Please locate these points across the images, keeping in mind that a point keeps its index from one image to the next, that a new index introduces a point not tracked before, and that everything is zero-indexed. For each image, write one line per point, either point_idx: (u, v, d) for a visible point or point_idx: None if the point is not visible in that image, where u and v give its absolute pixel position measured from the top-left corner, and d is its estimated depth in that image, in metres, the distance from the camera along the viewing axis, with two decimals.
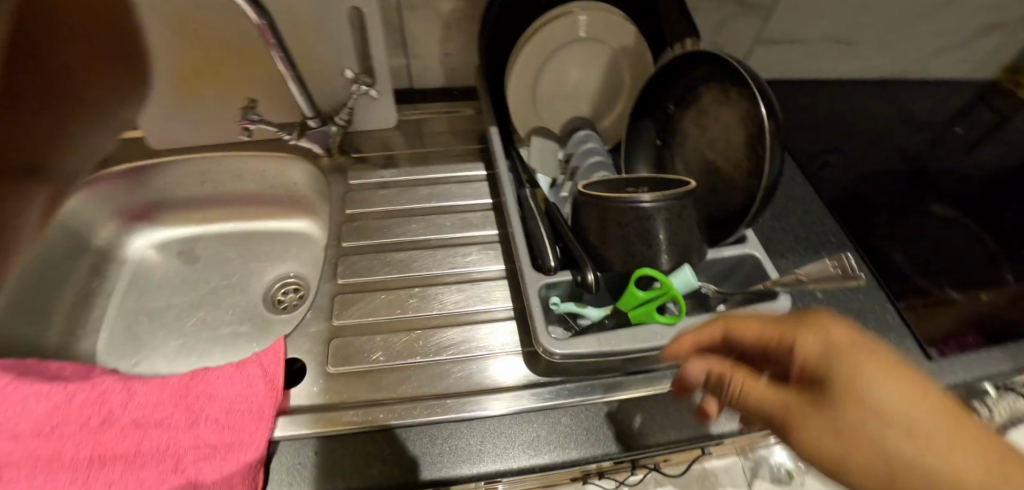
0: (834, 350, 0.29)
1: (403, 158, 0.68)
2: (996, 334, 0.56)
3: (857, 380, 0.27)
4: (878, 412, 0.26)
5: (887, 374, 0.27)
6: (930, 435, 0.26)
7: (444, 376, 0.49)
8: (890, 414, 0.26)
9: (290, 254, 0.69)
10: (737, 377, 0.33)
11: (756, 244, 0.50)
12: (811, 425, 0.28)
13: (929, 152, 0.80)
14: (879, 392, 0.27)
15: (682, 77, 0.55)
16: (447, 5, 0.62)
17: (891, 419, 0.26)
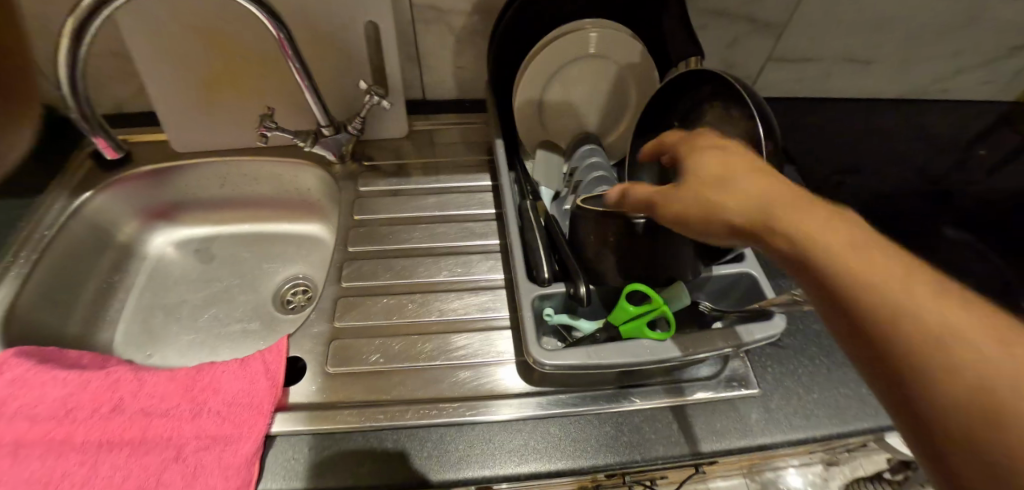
0: (722, 164, 0.33)
1: (413, 167, 0.70)
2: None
3: (732, 170, 0.32)
4: (769, 208, 0.29)
5: (769, 181, 0.31)
6: (866, 246, 0.26)
7: (439, 380, 0.50)
8: (782, 208, 0.29)
9: (301, 256, 0.72)
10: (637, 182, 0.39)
11: (754, 262, 0.50)
12: (680, 201, 0.33)
13: (947, 177, 0.79)
14: (749, 184, 0.31)
15: (685, 94, 0.56)
16: (460, 19, 0.64)
17: (742, 197, 0.30)
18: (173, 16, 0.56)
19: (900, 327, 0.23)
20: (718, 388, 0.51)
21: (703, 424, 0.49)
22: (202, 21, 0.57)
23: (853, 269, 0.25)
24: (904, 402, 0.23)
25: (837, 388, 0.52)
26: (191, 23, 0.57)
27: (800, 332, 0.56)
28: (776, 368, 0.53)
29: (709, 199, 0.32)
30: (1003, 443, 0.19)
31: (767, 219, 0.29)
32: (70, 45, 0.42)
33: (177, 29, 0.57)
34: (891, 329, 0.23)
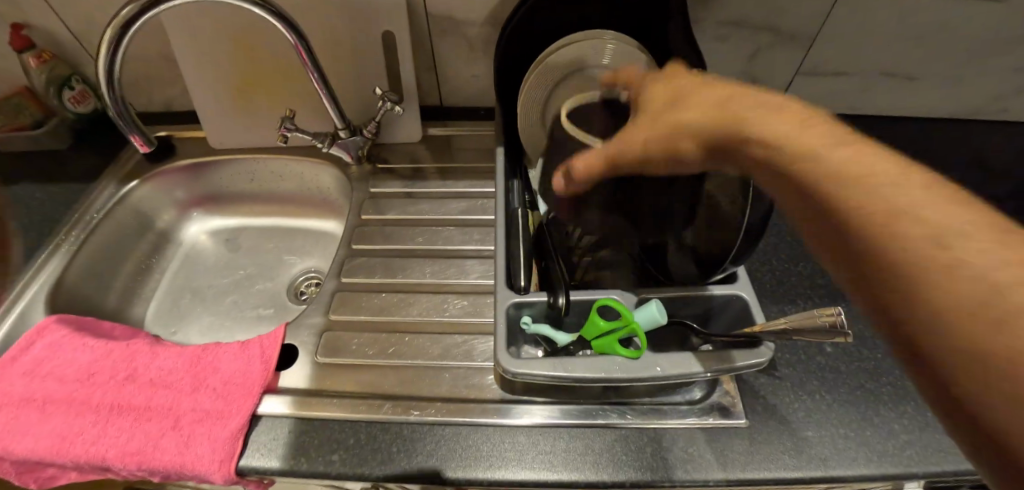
0: (754, 102, 0.35)
1: (424, 171, 0.72)
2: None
3: (766, 117, 0.33)
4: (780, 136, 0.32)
5: (790, 115, 0.33)
6: (908, 181, 0.28)
7: (418, 379, 0.52)
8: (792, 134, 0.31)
9: (318, 250, 0.76)
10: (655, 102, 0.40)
11: (747, 284, 0.47)
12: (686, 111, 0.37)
13: None
14: (772, 117, 0.33)
15: None
16: (473, 30, 0.66)
17: (768, 119, 0.33)
18: (213, 23, 0.62)
19: (910, 256, 0.26)
20: (702, 414, 0.49)
21: (679, 449, 0.47)
22: (240, 31, 0.63)
23: (893, 204, 0.27)
24: (915, 331, 0.25)
25: (835, 425, 0.48)
26: (230, 31, 0.63)
27: (800, 363, 0.53)
28: (769, 398, 0.50)
29: (737, 125, 0.34)
30: (1014, 370, 0.22)
31: (811, 161, 0.30)
32: (108, 52, 0.48)
33: (216, 35, 0.63)
34: (932, 268, 0.25)
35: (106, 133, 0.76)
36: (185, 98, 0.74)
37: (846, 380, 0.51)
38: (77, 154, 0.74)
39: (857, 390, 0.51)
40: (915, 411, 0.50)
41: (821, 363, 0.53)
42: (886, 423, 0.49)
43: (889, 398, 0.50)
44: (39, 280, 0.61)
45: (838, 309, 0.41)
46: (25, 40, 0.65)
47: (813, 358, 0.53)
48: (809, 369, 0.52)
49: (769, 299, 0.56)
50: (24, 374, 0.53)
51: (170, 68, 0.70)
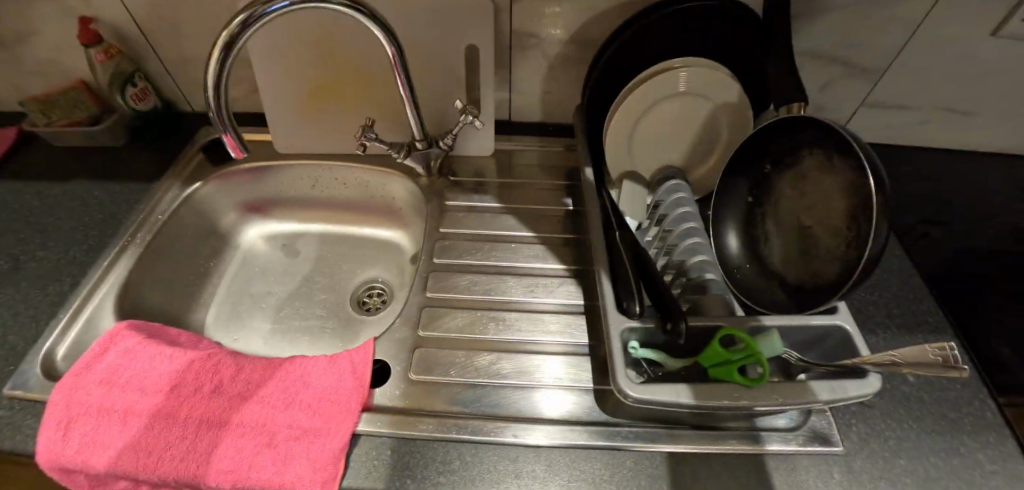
0: None
1: (494, 185, 0.72)
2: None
3: None
4: None
5: None
6: None
7: (515, 398, 0.51)
8: None
9: (381, 260, 0.75)
10: None
11: (849, 316, 0.49)
12: None
13: None
14: None
15: (784, 140, 0.55)
16: (556, 48, 0.66)
17: None
18: (297, 27, 0.60)
19: None
20: (799, 441, 0.50)
21: (780, 475, 0.48)
22: (323, 38, 0.61)
23: None
24: None
25: (925, 455, 0.50)
26: (313, 37, 0.61)
27: (885, 391, 0.54)
28: (860, 426, 0.51)
29: None
30: None
31: None
32: (222, 51, 0.47)
33: (298, 41, 0.61)
34: None
35: (164, 132, 0.74)
36: (250, 100, 0.73)
37: (929, 409, 0.53)
38: (136, 154, 0.72)
39: (940, 420, 0.53)
40: (995, 441, 0.51)
41: (903, 392, 0.54)
42: (973, 453, 0.50)
43: (970, 428, 0.52)
44: (105, 284, 0.59)
45: (950, 342, 0.42)
46: (91, 35, 0.62)
47: (895, 386, 0.55)
48: (893, 397, 0.54)
49: None
50: (100, 382, 0.51)
51: (241, 70, 0.69)
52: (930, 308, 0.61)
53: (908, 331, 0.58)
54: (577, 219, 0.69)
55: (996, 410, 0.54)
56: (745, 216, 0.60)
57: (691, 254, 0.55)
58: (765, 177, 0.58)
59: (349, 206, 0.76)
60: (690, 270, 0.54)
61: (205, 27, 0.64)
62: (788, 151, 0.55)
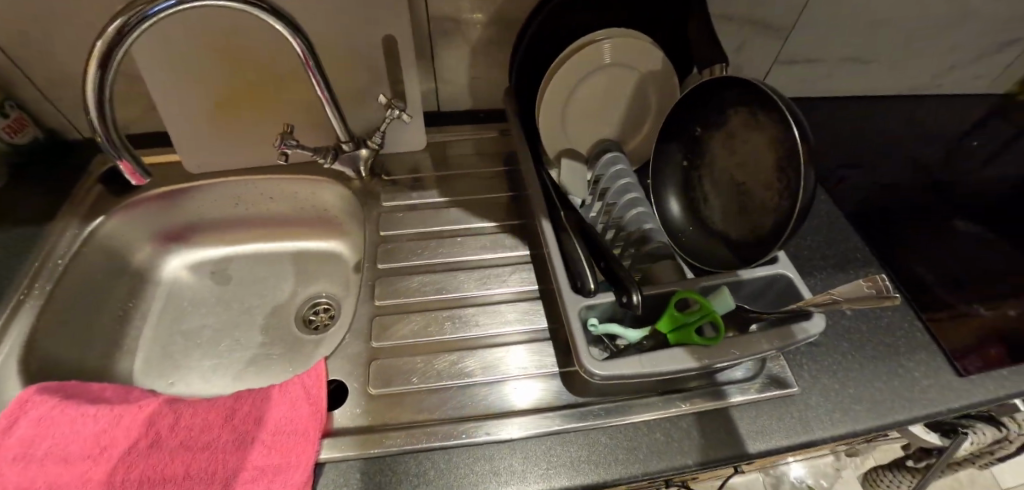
0: None
1: (431, 179, 0.69)
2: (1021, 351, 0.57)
3: None
4: None
5: None
6: None
7: (484, 394, 0.50)
8: None
9: (322, 274, 0.71)
10: None
11: (788, 264, 0.51)
12: None
13: (947, 165, 0.80)
14: None
15: (710, 102, 0.56)
16: (476, 31, 0.64)
17: None
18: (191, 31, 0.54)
19: None
20: (760, 389, 0.51)
21: (746, 424, 0.50)
22: (224, 41, 0.56)
23: None
24: None
25: (870, 381, 0.53)
26: (211, 42, 0.55)
27: (827, 327, 0.57)
28: (810, 365, 0.54)
29: None
30: None
31: None
32: (98, 67, 0.41)
33: (194, 47, 0.55)
34: None
35: (51, 165, 0.66)
36: (149, 119, 0.66)
37: (868, 338, 0.57)
38: (19, 193, 0.63)
39: (878, 346, 0.57)
40: (927, 357, 0.56)
41: (844, 326, 0.58)
42: (910, 373, 0.54)
43: (904, 349, 0.56)
44: (3, 345, 0.52)
45: (881, 275, 0.45)
46: None
47: (837, 322, 0.58)
48: (836, 333, 0.57)
49: None
50: (15, 459, 0.45)
51: (132, 86, 0.62)
52: (856, 244, 0.65)
53: (842, 269, 0.62)
54: (520, 204, 0.67)
55: (923, 330, 0.58)
56: (681, 181, 0.61)
57: (636, 224, 0.56)
58: (695, 139, 0.59)
59: (279, 221, 0.71)
60: (637, 240, 0.55)
61: (81, 43, 0.57)
62: (715, 113, 0.56)
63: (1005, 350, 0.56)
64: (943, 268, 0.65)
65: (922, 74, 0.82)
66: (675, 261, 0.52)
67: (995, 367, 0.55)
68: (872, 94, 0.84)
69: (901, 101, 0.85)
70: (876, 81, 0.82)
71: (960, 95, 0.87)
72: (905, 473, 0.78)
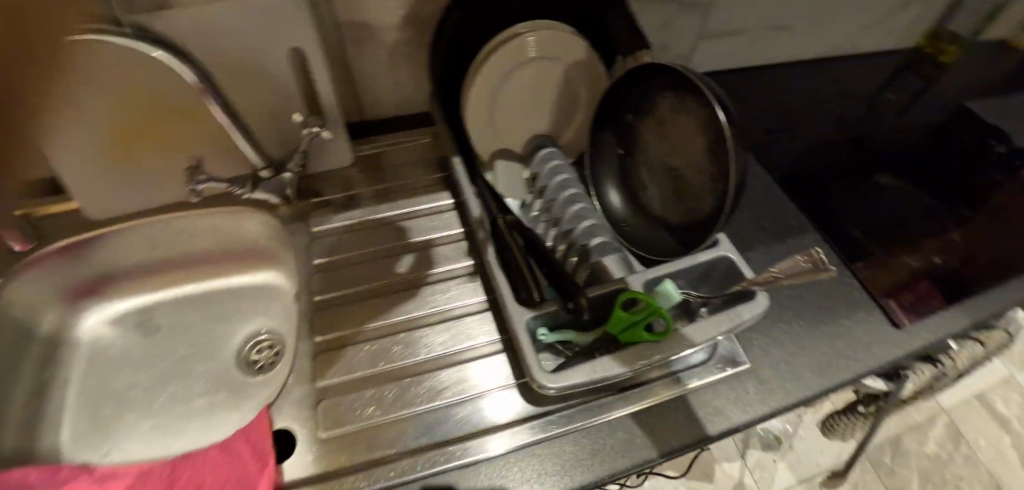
0: None
1: (365, 194, 0.66)
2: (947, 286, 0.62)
3: None
4: None
5: None
6: None
7: (442, 420, 0.48)
8: None
9: (260, 309, 0.68)
10: None
11: (728, 245, 0.51)
12: None
13: (865, 125, 0.86)
14: None
15: (637, 88, 0.55)
16: (390, 36, 0.60)
17: None
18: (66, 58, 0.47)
19: None
20: (716, 371, 0.52)
21: (704, 409, 0.50)
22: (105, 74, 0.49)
23: None
24: None
25: (816, 346, 0.55)
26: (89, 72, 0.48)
27: (772, 298, 0.59)
28: (760, 338, 0.55)
29: None
30: None
31: None
32: None
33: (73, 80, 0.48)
34: None
35: None
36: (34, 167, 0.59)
37: (810, 303, 0.59)
38: None
39: (820, 309, 0.58)
40: (866, 314, 0.59)
41: (788, 295, 0.59)
42: (851, 331, 0.57)
43: (844, 308, 0.59)
44: None
45: (816, 249, 0.46)
46: None
47: (780, 291, 0.59)
48: (781, 303, 0.58)
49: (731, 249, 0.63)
50: None
51: None
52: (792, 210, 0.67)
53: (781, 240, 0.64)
54: (461, 210, 0.65)
55: (861, 288, 0.61)
56: (618, 170, 0.60)
57: (578, 220, 0.55)
58: (627, 127, 0.58)
59: (205, 259, 0.66)
60: (580, 237, 0.53)
61: None
62: (643, 99, 0.55)
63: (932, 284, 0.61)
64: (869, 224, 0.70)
65: (838, 35, 0.84)
66: (620, 255, 0.51)
67: (930, 308, 0.59)
68: (793, 58, 0.86)
69: (821, 63, 0.87)
70: (796, 46, 0.83)
71: (874, 51, 0.90)
72: (856, 417, 0.83)
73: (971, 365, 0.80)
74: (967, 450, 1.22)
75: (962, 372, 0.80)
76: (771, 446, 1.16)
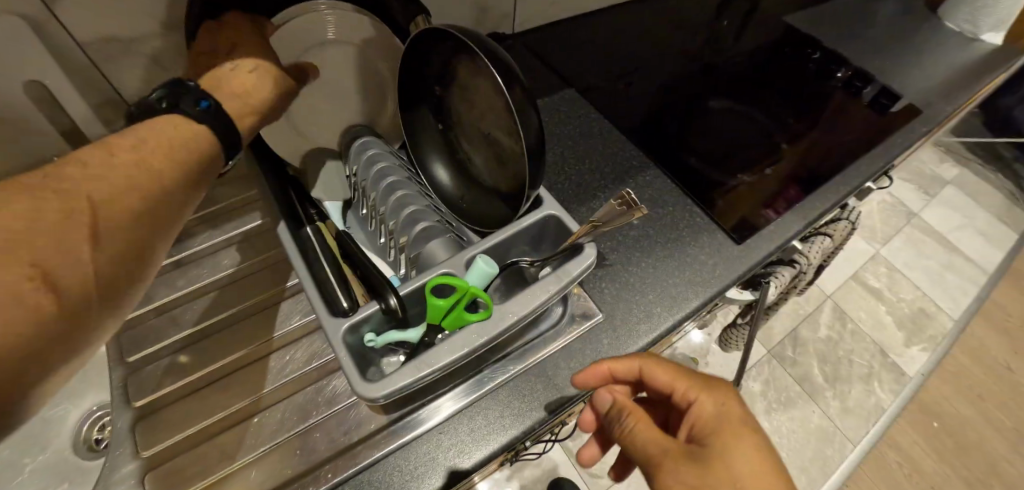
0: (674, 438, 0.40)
1: (182, 229, 0.58)
2: (800, 184, 0.71)
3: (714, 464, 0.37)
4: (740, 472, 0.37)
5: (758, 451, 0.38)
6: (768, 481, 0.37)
7: (288, 454, 0.44)
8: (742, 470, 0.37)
9: (91, 383, 0.60)
10: (631, 417, 0.42)
11: (552, 202, 0.50)
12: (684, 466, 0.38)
13: (695, 55, 0.89)
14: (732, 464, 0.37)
15: (434, 58, 0.52)
16: (156, 49, 0.52)
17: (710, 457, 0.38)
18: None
19: None
20: (568, 328, 0.52)
21: (563, 370, 0.50)
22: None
23: None
24: None
25: (666, 280, 0.57)
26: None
27: (621, 243, 0.59)
28: (611, 286, 0.56)
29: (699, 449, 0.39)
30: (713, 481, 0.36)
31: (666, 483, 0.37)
32: None
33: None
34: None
35: None
36: None
37: (656, 239, 0.60)
38: None
39: (667, 243, 0.60)
40: (708, 237, 0.61)
41: (635, 235, 0.60)
42: (696, 258, 0.59)
43: (689, 237, 0.61)
44: None
45: (627, 191, 0.46)
46: None
47: (628, 234, 0.60)
48: (629, 245, 0.59)
49: (577, 203, 0.63)
50: None
51: None
52: (632, 153, 0.68)
53: (622, 183, 0.65)
54: None
55: (702, 213, 0.64)
56: (443, 146, 0.58)
57: (401, 209, 0.52)
58: (439, 101, 0.55)
59: None
60: (406, 227, 0.51)
61: None
62: (442, 69, 0.52)
63: (790, 180, 0.71)
64: (705, 152, 0.73)
65: None
66: (446, 236, 0.49)
67: (798, 202, 0.68)
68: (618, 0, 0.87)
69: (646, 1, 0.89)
70: None
71: None
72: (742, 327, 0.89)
73: (823, 257, 0.88)
74: (853, 326, 1.36)
75: (817, 265, 0.87)
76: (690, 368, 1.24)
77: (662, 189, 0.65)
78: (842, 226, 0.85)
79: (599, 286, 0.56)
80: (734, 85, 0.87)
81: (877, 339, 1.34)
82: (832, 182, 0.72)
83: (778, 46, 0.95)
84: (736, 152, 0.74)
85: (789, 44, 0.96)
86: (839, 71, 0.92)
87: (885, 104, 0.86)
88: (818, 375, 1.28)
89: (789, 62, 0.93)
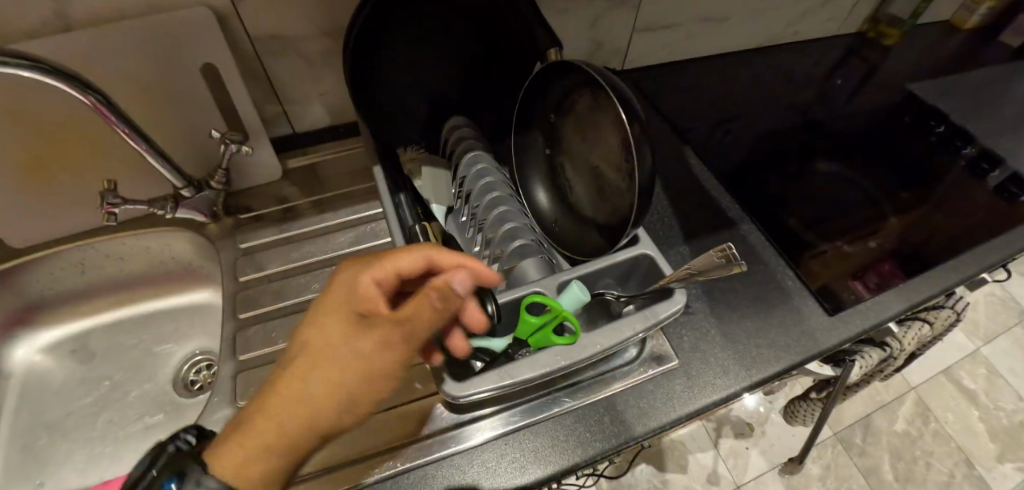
0: None
1: (300, 207, 0.64)
2: (907, 261, 0.67)
3: None
4: None
5: None
6: None
7: (362, 432, 0.47)
8: None
9: (199, 329, 0.68)
10: None
11: (649, 243, 0.51)
12: None
13: (805, 112, 0.87)
14: None
15: (558, 86, 0.55)
16: (310, 47, 0.57)
17: None
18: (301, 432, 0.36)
19: None
20: (642, 368, 0.52)
21: (631, 407, 0.50)
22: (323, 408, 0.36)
23: None
24: None
25: (750, 340, 0.55)
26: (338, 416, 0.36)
27: (706, 293, 0.59)
28: (689, 335, 0.55)
29: None
30: None
31: None
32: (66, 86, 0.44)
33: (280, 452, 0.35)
34: None
35: None
36: None
37: (743, 295, 0.59)
38: None
39: (756, 301, 0.59)
40: (800, 302, 0.59)
41: (722, 288, 0.59)
42: (785, 322, 0.57)
43: (778, 299, 0.59)
44: None
45: (728, 244, 0.46)
46: None
47: (714, 285, 0.59)
48: (713, 296, 0.58)
49: (666, 246, 0.63)
50: None
51: None
52: (726, 203, 0.68)
53: (713, 232, 0.65)
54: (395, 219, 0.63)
55: (795, 277, 0.61)
56: (547, 168, 0.60)
57: (500, 223, 0.54)
58: (552, 126, 0.58)
59: (140, 282, 0.66)
60: (501, 241, 0.53)
61: None
62: (563, 97, 0.55)
63: (891, 258, 0.67)
64: (804, 214, 0.71)
65: (765, 28, 0.87)
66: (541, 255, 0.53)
67: (907, 280, 0.63)
68: (727, 51, 0.89)
69: (754, 56, 0.91)
70: (730, 38, 0.85)
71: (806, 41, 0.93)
72: (813, 403, 0.84)
73: (919, 344, 0.81)
74: (935, 423, 1.24)
75: (908, 353, 0.80)
76: (744, 433, 1.20)
77: (755, 245, 0.64)
78: (944, 315, 0.77)
79: (678, 332, 0.55)
80: (843, 149, 0.84)
81: (962, 444, 1.22)
82: (948, 263, 0.66)
83: (899, 114, 0.91)
84: (833, 217, 0.73)
85: (909, 114, 0.91)
86: (963, 148, 0.86)
87: (1014, 193, 0.79)
88: (887, 471, 1.17)
89: (908, 133, 0.88)
